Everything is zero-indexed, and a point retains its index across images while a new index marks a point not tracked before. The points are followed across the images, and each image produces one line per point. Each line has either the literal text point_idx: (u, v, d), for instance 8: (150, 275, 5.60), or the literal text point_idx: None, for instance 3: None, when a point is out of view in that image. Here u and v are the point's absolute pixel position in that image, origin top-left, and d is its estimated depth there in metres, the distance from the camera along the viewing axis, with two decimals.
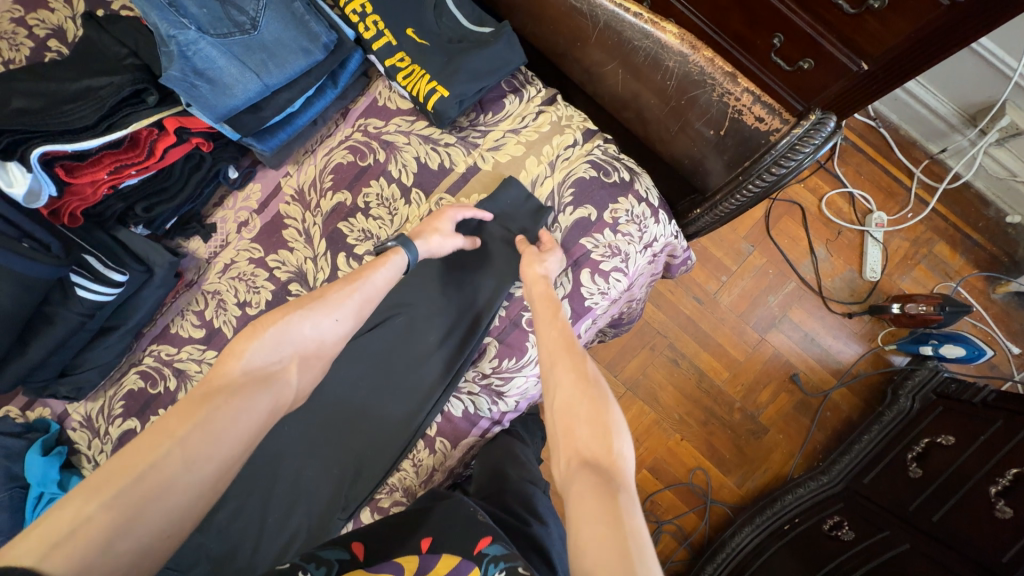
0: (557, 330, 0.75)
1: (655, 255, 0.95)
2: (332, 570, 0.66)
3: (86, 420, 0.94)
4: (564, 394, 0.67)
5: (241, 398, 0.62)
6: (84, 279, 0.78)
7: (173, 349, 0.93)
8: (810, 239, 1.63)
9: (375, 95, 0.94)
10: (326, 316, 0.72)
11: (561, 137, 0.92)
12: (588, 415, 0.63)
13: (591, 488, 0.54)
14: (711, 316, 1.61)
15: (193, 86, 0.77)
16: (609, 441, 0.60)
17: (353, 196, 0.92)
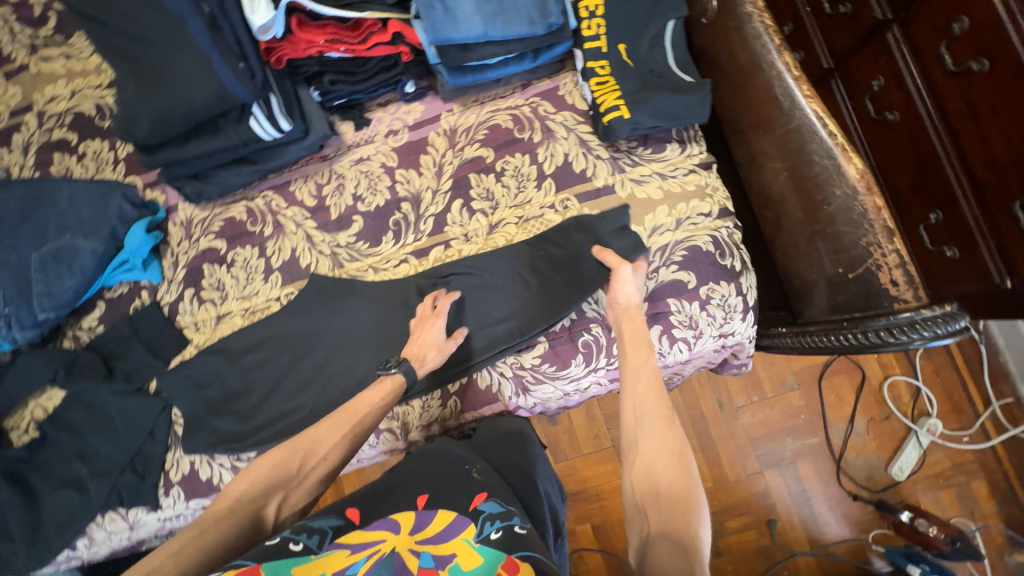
0: (648, 391, 0.74)
1: (723, 347, 0.96)
2: (324, 539, 0.64)
3: (187, 222, 1.04)
4: (647, 465, 0.68)
5: (221, 525, 0.68)
6: (261, 114, 0.87)
7: (283, 203, 1.03)
8: (855, 408, 1.60)
9: (560, 84, 0.98)
10: (312, 456, 0.77)
11: (698, 203, 0.93)
12: (671, 490, 0.65)
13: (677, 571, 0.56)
14: (724, 425, 1.61)
15: (432, 6, 0.84)
16: (690, 520, 0.62)
17: (494, 158, 0.98)
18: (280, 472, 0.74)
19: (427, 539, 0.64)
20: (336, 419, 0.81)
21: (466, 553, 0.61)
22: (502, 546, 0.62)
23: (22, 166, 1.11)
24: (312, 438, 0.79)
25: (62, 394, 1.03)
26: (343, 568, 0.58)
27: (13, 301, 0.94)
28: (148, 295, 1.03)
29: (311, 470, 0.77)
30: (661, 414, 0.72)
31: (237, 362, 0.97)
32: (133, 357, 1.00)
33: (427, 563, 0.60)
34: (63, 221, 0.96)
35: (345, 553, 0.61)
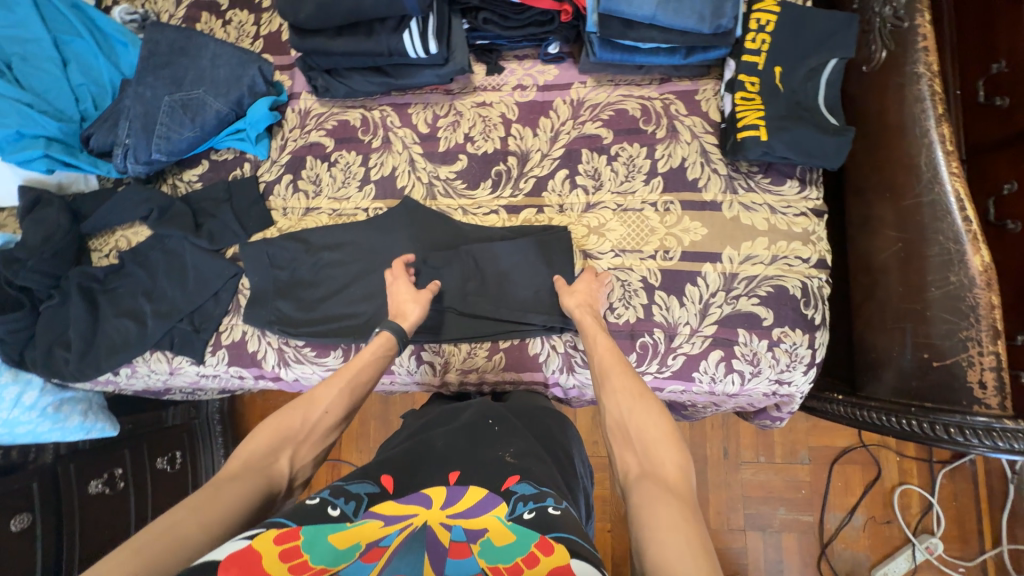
0: (611, 356, 0.81)
1: (773, 394, 0.95)
2: (360, 506, 0.66)
3: (304, 112, 1.08)
4: (621, 418, 0.72)
5: (238, 482, 0.66)
6: (416, 30, 0.88)
7: (398, 122, 1.05)
8: (858, 501, 1.61)
9: (699, 89, 0.97)
10: (314, 410, 0.78)
11: (800, 246, 0.91)
12: (644, 428, 0.69)
13: (655, 497, 0.59)
14: (721, 474, 1.67)
15: None
16: (669, 454, 0.65)
17: (611, 140, 0.98)
18: (287, 429, 0.75)
19: (459, 514, 0.64)
20: (331, 379, 0.82)
21: (498, 531, 0.61)
22: (535, 526, 0.62)
23: (171, 16, 1.16)
24: (309, 396, 0.79)
25: (147, 233, 1.09)
26: (378, 540, 0.59)
27: (135, 133, 0.99)
28: (250, 168, 1.08)
29: (321, 422, 0.78)
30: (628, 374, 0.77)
31: (312, 255, 1.01)
32: (219, 219, 1.05)
33: (459, 537, 0.60)
34: (200, 76, 1.00)
35: (377, 523, 0.62)
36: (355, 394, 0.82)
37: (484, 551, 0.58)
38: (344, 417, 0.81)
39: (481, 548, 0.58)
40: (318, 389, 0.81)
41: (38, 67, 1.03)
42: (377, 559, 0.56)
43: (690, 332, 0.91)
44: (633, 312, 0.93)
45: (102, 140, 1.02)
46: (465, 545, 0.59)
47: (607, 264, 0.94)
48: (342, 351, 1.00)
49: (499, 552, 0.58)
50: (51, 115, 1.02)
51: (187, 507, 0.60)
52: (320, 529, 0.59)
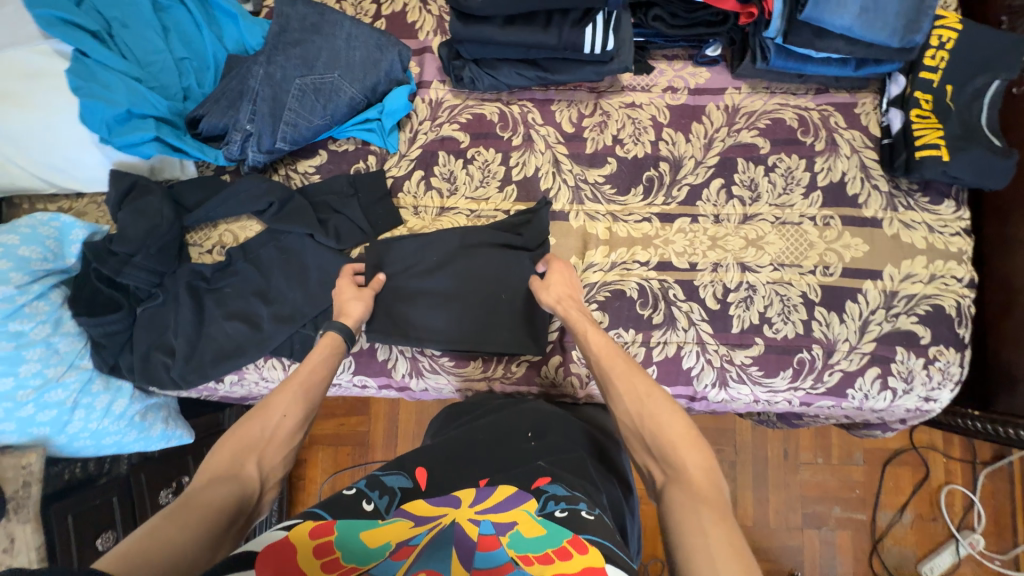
0: (612, 355, 0.75)
1: (916, 411, 0.95)
2: (394, 501, 0.62)
3: (435, 103, 1.00)
4: (632, 420, 0.67)
5: (205, 493, 0.60)
6: (599, 23, 0.86)
7: (540, 119, 0.99)
8: (908, 498, 1.43)
9: (858, 102, 0.96)
10: (272, 416, 0.71)
11: (955, 265, 0.92)
12: (662, 430, 0.65)
13: (688, 511, 0.55)
14: (782, 474, 1.46)
15: None
16: (692, 456, 0.62)
17: (769, 150, 0.95)
18: (246, 439, 0.68)
19: (489, 508, 0.58)
20: (285, 383, 0.75)
21: (527, 521, 0.56)
22: (568, 523, 0.56)
23: None
24: (263, 405, 0.72)
25: (257, 229, 1.00)
26: (407, 540, 0.53)
27: (260, 118, 0.90)
28: (375, 161, 0.99)
29: (281, 431, 0.71)
30: (632, 371, 0.72)
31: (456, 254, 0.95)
32: (346, 215, 0.96)
33: (487, 530, 0.55)
34: (334, 57, 0.92)
35: (406, 524, 0.56)
36: (312, 396, 0.75)
37: (513, 540, 0.54)
38: (306, 419, 0.74)
39: (511, 539, 0.54)
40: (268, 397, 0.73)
41: (140, 36, 0.92)
42: (406, 557, 0.51)
43: (848, 348, 0.91)
44: (792, 328, 0.92)
45: (214, 122, 0.92)
46: (495, 537, 0.54)
47: (765, 278, 0.93)
48: (483, 360, 0.95)
49: (530, 541, 0.53)
50: (157, 92, 0.92)
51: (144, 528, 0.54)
52: (354, 525, 0.55)
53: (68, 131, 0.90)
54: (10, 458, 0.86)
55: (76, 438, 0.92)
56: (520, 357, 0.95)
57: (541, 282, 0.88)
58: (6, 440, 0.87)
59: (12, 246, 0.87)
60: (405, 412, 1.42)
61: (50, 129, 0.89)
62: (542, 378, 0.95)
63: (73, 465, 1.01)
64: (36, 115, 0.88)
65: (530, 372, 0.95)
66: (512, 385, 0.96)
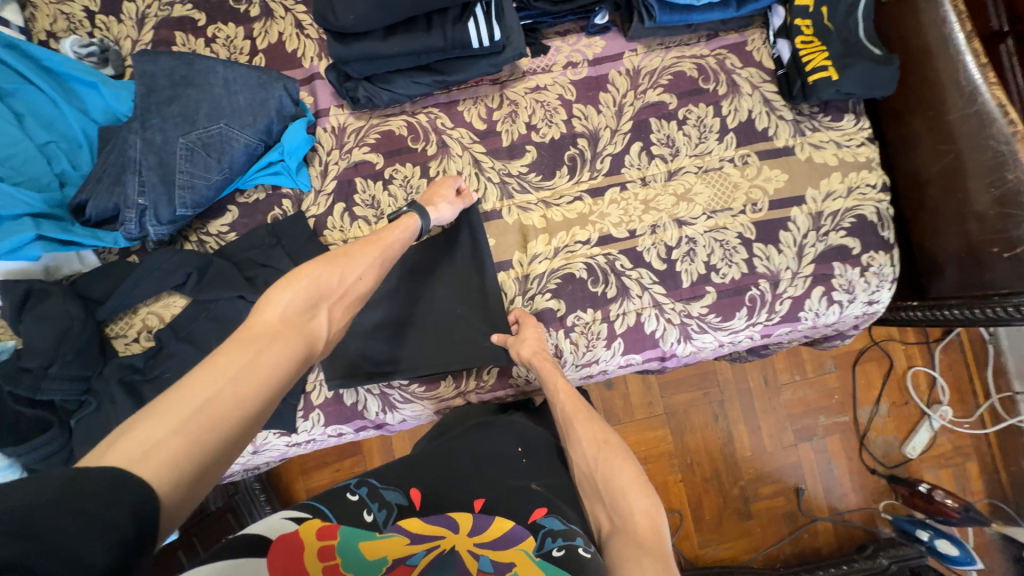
0: (571, 402, 0.79)
1: (864, 315, 1.01)
2: (390, 516, 0.60)
3: (338, 130, 0.95)
4: (588, 467, 0.72)
5: (277, 342, 0.60)
6: (480, 15, 0.83)
7: (450, 123, 0.96)
8: (879, 391, 1.53)
9: (748, 39, 0.98)
10: (347, 276, 0.73)
11: (867, 173, 0.97)
12: (613, 477, 0.69)
13: (630, 559, 0.59)
14: (765, 400, 1.52)
15: None
16: (638, 503, 0.66)
17: (677, 105, 0.97)
18: (322, 286, 0.69)
19: (489, 542, 0.57)
20: (360, 248, 0.77)
21: (526, 564, 0.55)
22: (564, 563, 0.56)
23: (135, 42, 0.96)
24: (344, 256, 0.74)
25: (182, 303, 0.93)
26: (406, 558, 0.54)
27: (152, 189, 0.83)
28: (291, 204, 0.94)
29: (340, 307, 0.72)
30: (589, 418, 0.76)
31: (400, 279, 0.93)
32: (274, 267, 0.91)
33: (486, 568, 0.54)
34: (216, 106, 0.86)
35: (403, 539, 0.56)
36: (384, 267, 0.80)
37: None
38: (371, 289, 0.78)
39: None
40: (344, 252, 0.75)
41: None
42: None
43: (792, 275, 0.95)
44: (736, 269, 0.95)
45: (102, 204, 0.84)
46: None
47: (702, 228, 0.95)
48: (453, 377, 0.93)
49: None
50: (26, 186, 0.83)
51: (222, 368, 0.54)
52: (355, 535, 0.55)
53: None
54: None
55: None
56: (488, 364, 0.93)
57: (513, 338, 0.87)
58: None
59: None
60: (395, 443, 1.39)
61: None
62: (516, 379, 0.94)
63: None
64: None
65: (502, 376, 0.94)
66: (487, 394, 0.95)
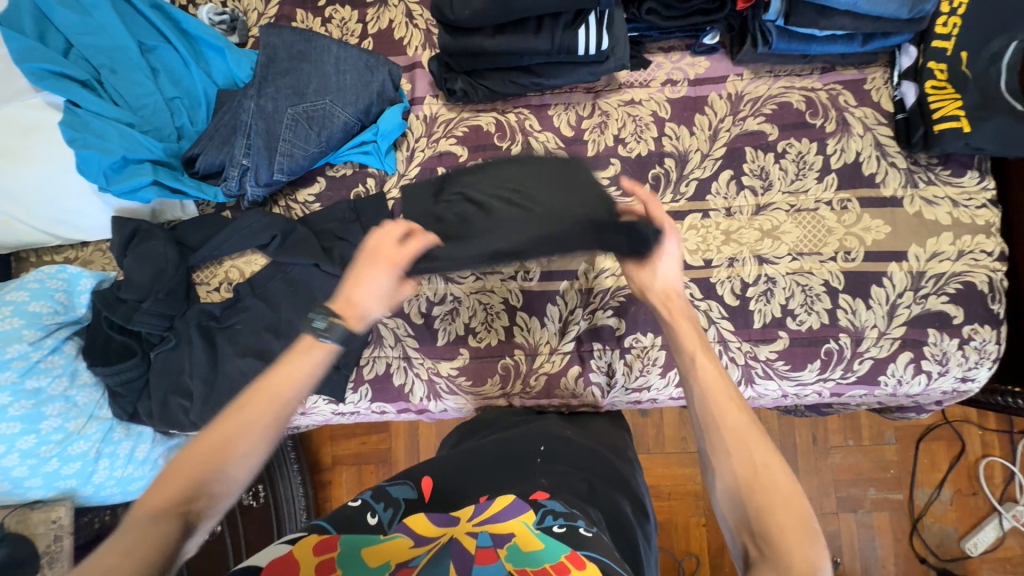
0: (717, 381, 0.61)
1: (953, 392, 0.91)
2: (397, 513, 0.57)
3: (430, 118, 0.98)
4: (728, 476, 0.55)
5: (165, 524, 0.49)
6: (592, 24, 0.82)
7: (538, 126, 0.96)
8: (946, 475, 1.38)
9: (868, 78, 0.92)
10: (245, 426, 0.55)
11: (983, 239, 0.87)
12: (745, 436, 0.56)
13: (779, 533, 0.49)
14: (813, 460, 1.42)
15: None
16: (799, 544, 0.48)
17: (777, 136, 0.92)
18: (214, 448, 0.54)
19: (487, 520, 0.54)
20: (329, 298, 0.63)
21: (526, 534, 0.51)
22: (566, 539, 0.51)
23: (260, 15, 1.03)
24: (232, 419, 0.55)
25: (261, 262, 0.99)
26: (407, 560, 0.49)
27: (256, 152, 0.89)
28: (374, 184, 0.98)
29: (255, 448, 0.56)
30: (729, 395, 0.60)
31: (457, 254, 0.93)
32: (349, 241, 0.95)
33: (485, 542, 0.50)
34: (324, 82, 0.90)
35: (406, 542, 0.51)
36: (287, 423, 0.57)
37: (512, 554, 0.49)
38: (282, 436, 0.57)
39: (510, 553, 0.49)
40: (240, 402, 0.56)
41: (130, 80, 0.91)
42: None
43: (877, 335, 0.88)
44: (816, 318, 0.88)
45: (210, 159, 0.91)
46: (492, 550, 0.49)
47: (784, 269, 0.89)
48: (501, 377, 0.93)
49: (527, 554, 0.49)
50: (150, 134, 0.91)
51: (105, 556, 0.46)
52: (357, 542, 0.51)
53: (67, 184, 0.90)
54: (39, 513, 0.86)
55: (103, 487, 0.91)
56: (537, 370, 0.93)
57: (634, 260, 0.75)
58: (34, 496, 0.88)
59: (23, 303, 0.87)
60: (425, 428, 1.41)
61: (50, 183, 0.89)
62: (562, 390, 0.93)
63: (104, 512, 0.97)
64: (35, 170, 0.88)
65: (549, 385, 0.93)
66: (531, 400, 0.94)
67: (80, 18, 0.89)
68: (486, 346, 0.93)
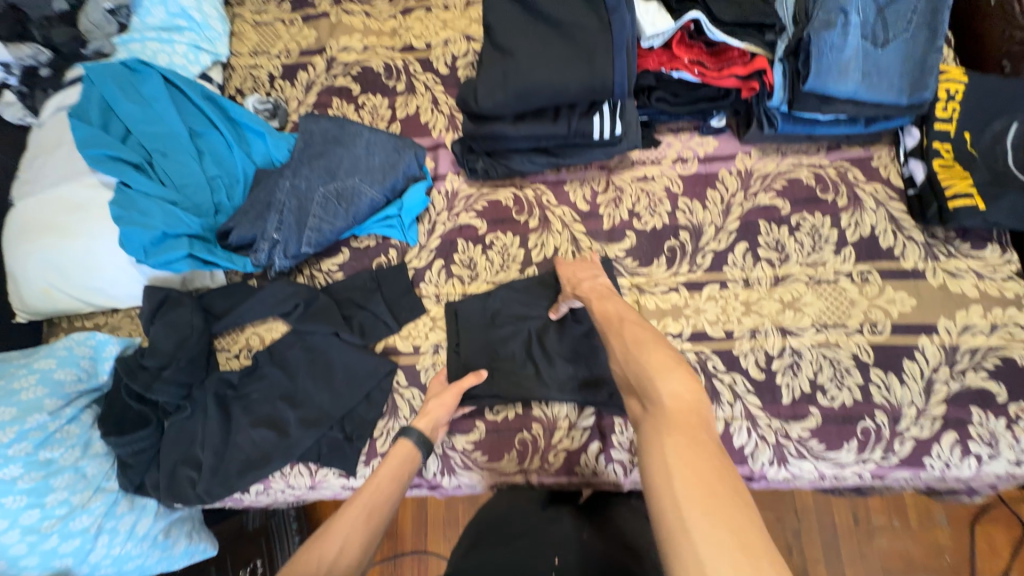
0: (606, 299, 0.80)
1: (1008, 477, 0.84)
2: None
3: (452, 194, 1.03)
4: (622, 361, 0.69)
5: None
6: (605, 112, 0.88)
7: (554, 200, 1.01)
8: (1013, 566, 1.23)
9: (874, 155, 0.95)
10: (336, 541, 0.63)
11: (1015, 312, 0.85)
12: (636, 338, 0.70)
13: (653, 385, 0.62)
14: (858, 545, 1.29)
15: (828, 53, 0.80)
16: (671, 382, 0.61)
17: (790, 211, 0.94)
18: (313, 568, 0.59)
19: None
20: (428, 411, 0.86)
21: None
22: None
23: (300, 103, 1.13)
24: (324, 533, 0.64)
25: (282, 329, 1.00)
26: None
27: (287, 228, 0.94)
28: (396, 254, 1.01)
29: (338, 563, 0.61)
30: (618, 308, 0.77)
31: (483, 323, 0.94)
32: (370, 310, 0.97)
33: None
34: (355, 164, 0.97)
35: None
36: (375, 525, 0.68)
37: None
38: (366, 555, 0.64)
39: None
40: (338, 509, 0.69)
41: (177, 162, 0.99)
42: None
43: (916, 413, 0.83)
44: (848, 394, 0.85)
45: (243, 233, 0.96)
46: None
47: (810, 342, 0.87)
48: (519, 453, 0.89)
49: None
50: (190, 211, 0.97)
51: None
52: None
53: (107, 255, 0.95)
54: None
55: (97, 567, 0.86)
56: (556, 447, 0.89)
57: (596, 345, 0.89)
58: None
59: (49, 371, 0.89)
60: (436, 501, 1.33)
61: (91, 255, 0.94)
62: (583, 468, 0.88)
63: None
64: (81, 243, 0.94)
65: (569, 462, 0.88)
66: (551, 478, 0.89)
67: (140, 109, 0.99)
68: (503, 420, 0.91)
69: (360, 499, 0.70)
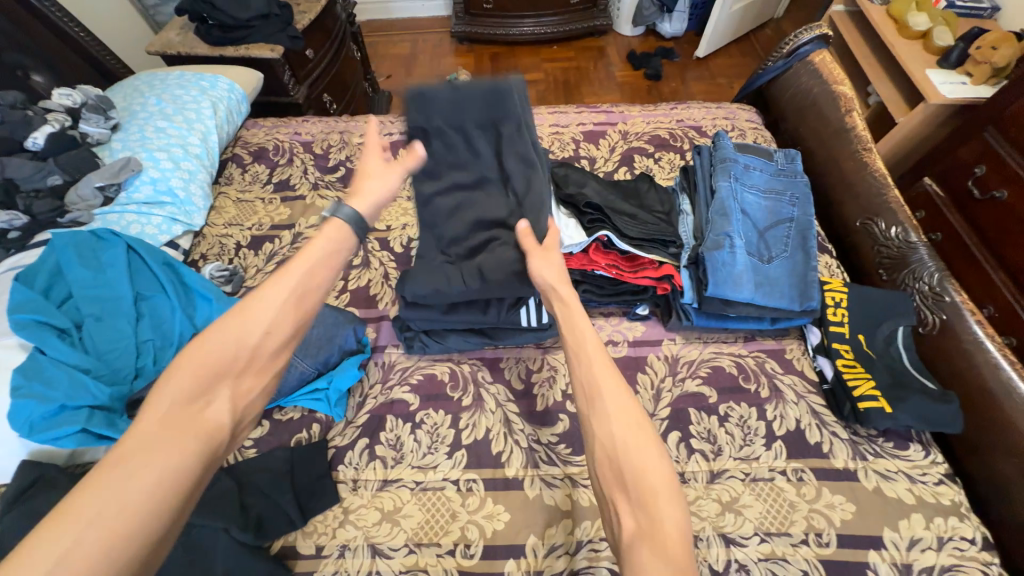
0: (597, 354, 0.64)
1: None
2: None
3: (388, 366, 1.03)
4: (608, 444, 0.56)
5: None
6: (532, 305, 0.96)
7: (489, 378, 1.01)
8: None
9: (785, 347, 1.03)
10: (252, 333, 0.62)
11: (957, 522, 0.81)
12: (618, 407, 0.58)
13: (644, 492, 0.52)
14: None
15: (720, 268, 0.92)
16: (670, 508, 0.51)
17: (717, 399, 0.96)
18: (216, 362, 0.59)
19: None
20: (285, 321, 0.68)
21: None
22: None
23: (258, 270, 1.21)
24: None
25: None
26: None
27: None
28: (319, 430, 0.96)
29: (234, 401, 0.60)
30: (600, 352, 0.64)
31: (485, 102, 0.83)
32: (272, 498, 0.84)
33: None
34: None
35: None
36: None
37: None
38: None
39: None
40: (259, 292, 0.65)
41: (110, 327, 0.98)
42: None
43: None
44: None
45: None
46: None
47: (755, 553, 0.80)
48: None
49: None
50: (105, 378, 0.93)
51: None
52: None
53: None
54: None
55: None
56: None
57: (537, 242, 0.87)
58: None
59: None
60: None
61: None
62: None
63: None
64: None
65: None
66: None
67: (90, 275, 1.01)
68: None
69: (284, 280, 0.67)
